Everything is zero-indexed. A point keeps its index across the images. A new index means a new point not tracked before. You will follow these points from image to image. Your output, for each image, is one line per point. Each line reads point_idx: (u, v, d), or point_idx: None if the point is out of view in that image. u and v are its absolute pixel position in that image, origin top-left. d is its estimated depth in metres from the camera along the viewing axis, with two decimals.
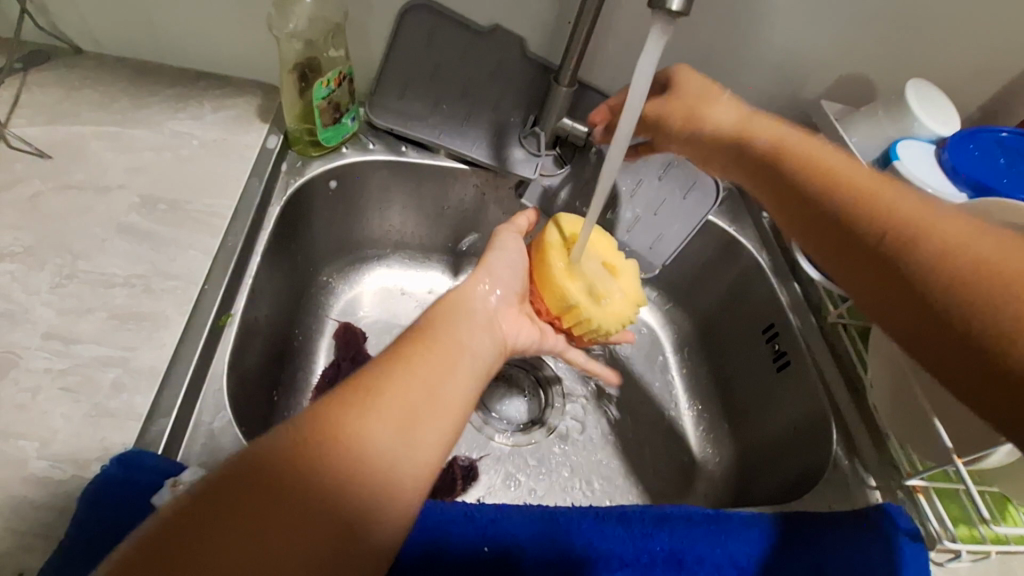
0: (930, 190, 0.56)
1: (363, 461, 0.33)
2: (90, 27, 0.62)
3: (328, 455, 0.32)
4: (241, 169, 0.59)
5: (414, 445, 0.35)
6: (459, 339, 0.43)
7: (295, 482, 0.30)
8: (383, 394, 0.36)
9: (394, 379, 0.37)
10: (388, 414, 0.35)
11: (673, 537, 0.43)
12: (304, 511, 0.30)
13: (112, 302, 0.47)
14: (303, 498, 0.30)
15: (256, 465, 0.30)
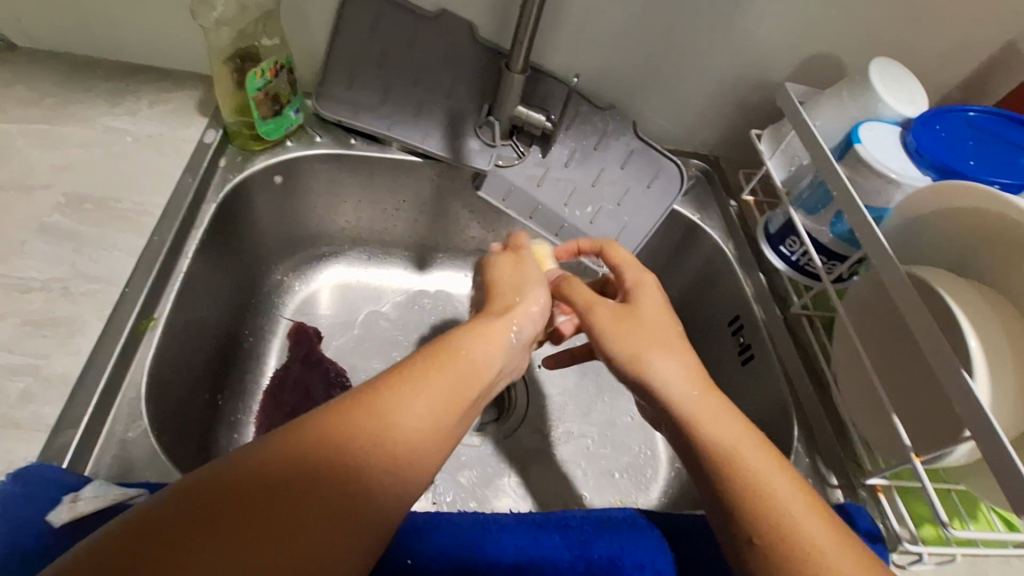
0: (892, 174, 0.52)
1: (382, 469, 0.31)
2: (20, 19, 0.59)
3: (350, 455, 0.30)
4: (175, 166, 0.56)
5: (433, 448, 0.33)
6: (488, 342, 0.39)
7: (312, 477, 0.29)
8: (416, 413, 0.33)
9: (422, 380, 0.34)
10: (413, 415, 0.33)
11: (613, 544, 0.41)
12: (315, 527, 0.28)
13: (27, 306, 0.45)
14: (318, 506, 0.29)
15: (273, 457, 0.29)
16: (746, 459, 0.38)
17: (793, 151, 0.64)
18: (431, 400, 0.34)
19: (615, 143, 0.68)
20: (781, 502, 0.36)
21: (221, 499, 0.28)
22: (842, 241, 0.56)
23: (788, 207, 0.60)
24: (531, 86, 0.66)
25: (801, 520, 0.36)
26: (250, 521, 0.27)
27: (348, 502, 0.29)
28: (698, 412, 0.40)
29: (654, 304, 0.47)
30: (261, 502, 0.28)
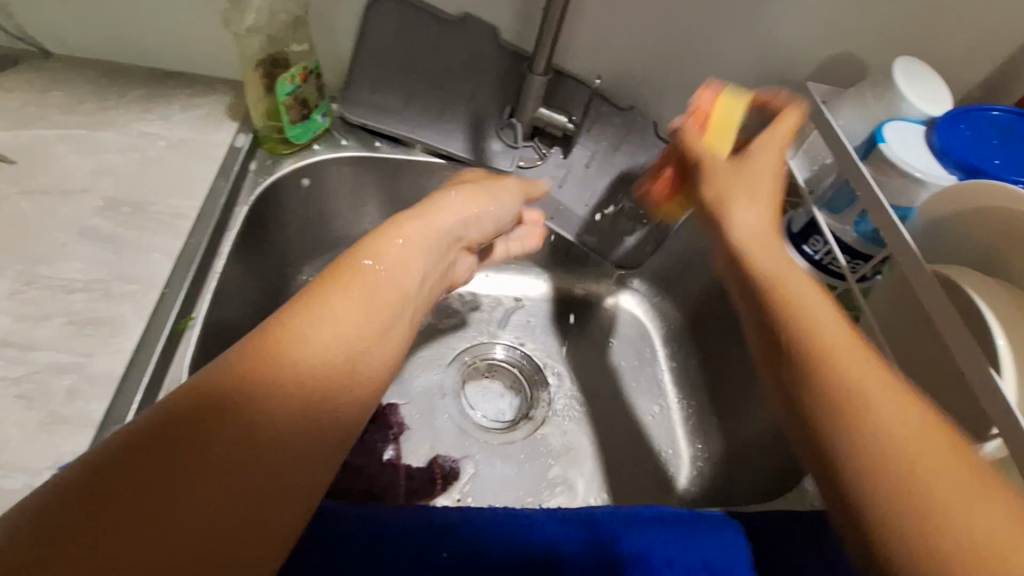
0: (918, 174, 0.52)
1: (304, 368, 0.32)
2: (57, 28, 0.61)
3: (293, 376, 0.32)
4: (208, 169, 0.58)
5: (357, 346, 0.34)
6: (403, 260, 0.41)
7: (250, 404, 0.31)
8: (325, 318, 0.34)
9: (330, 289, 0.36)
10: (335, 325, 0.34)
11: (642, 540, 0.42)
12: (248, 433, 0.30)
13: (71, 307, 0.46)
14: (239, 421, 0.30)
15: (207, 398, 0.30)
16: (809, 311, 0.38)
17: (816, 150, 0.65)
18: (341, 306, 0.35)
19: (638, 142, 0.68)
20: (837, 355, 0.35)
21: (165, 445, 0.29)
22: (866, 240, 0.56)
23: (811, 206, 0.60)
24: (552, 88, 0.66)
25: (860, 376, 0.34)
26: (178, 458, 0.29)
27: (302, 417, 0.32)
28: (770, 262, 0.42)
29: (765, 163, 0.47)
30: (180, 440, 0.29)
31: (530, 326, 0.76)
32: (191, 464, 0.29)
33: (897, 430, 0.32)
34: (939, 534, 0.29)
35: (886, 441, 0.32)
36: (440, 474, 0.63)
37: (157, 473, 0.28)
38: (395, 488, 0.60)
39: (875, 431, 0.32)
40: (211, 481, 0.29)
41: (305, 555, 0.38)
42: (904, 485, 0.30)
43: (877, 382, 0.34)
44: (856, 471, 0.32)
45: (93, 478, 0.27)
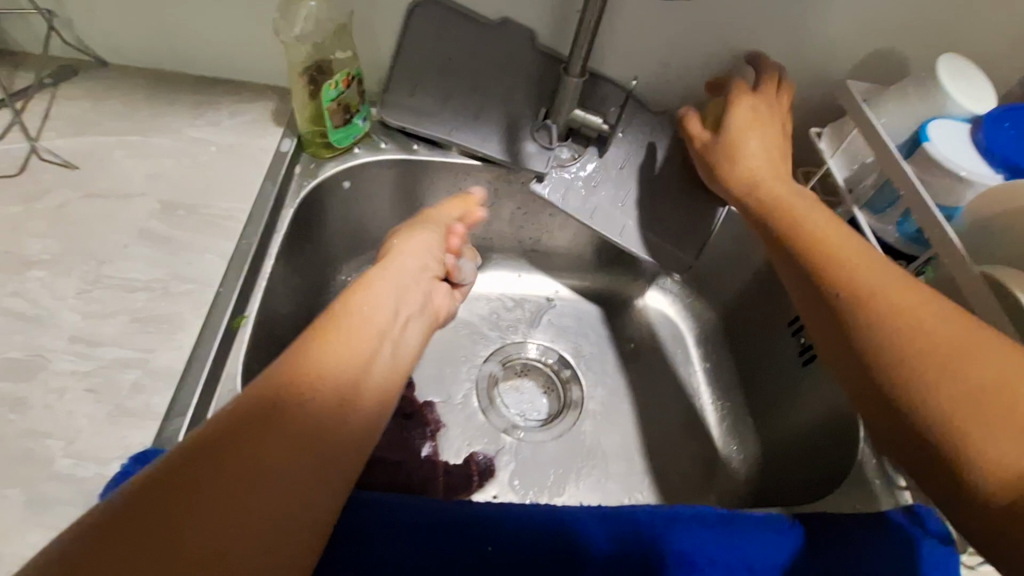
0: (963, 172, 0.52)
1: (308, 404, 0.35)
2: (114, 39, 0.64)
3: (294, 395, 0.35)
4: (256, 173, 0.60)
5: (355, 381, 0.38)
6: (379, 301, 0.44)
7: (255, 426, 0.33)
8: (314, 361, 0.37)
9: (321, 334, 0.39)
10: (332, 365, 0.37)
11: (683, 539, 0.43)
12: (253, 468, 0.32)
13: (133, 305, 0.49)
14: (243, 459, 0.32)
15: (208, 435, 0.33)
16: (838, 245, 0.47)
17: (856, 150, 0.63)
18: (330, 347, 0.38)
19: (671, 145, 0.69)
20: (872, 287, 0.43)
21: (172, 484, 0.31)
22: (910, 242, 0.56)
23: (851, 206, 0.60)
24: (587, 90, 0.67)
25: (898, 298, 0.41)
26: (183, 507, 0.30)
27: (312, 426, 0.35)
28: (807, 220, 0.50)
29: (758, 134, 0.57)
30: (185, 489, 0.31)
31: (562, 327, 0.77)
32: (205, 493, 0.31)
33: (942, 335, 0.39)
34: (992, 422, 0.35)
35: (936, 351, 0.38)
36: (477, 471, 0.65)
37: (170, 509, 0.30)
38: (433, 484, 0.61)
39: (922, 343, 0.39)
40: (228, 502, 0.31)
41: (351, 549, 0.39)
42: (958, 383, 0.37)
43: (906, 297, 0.41)
44: (907, 389, 0.38)
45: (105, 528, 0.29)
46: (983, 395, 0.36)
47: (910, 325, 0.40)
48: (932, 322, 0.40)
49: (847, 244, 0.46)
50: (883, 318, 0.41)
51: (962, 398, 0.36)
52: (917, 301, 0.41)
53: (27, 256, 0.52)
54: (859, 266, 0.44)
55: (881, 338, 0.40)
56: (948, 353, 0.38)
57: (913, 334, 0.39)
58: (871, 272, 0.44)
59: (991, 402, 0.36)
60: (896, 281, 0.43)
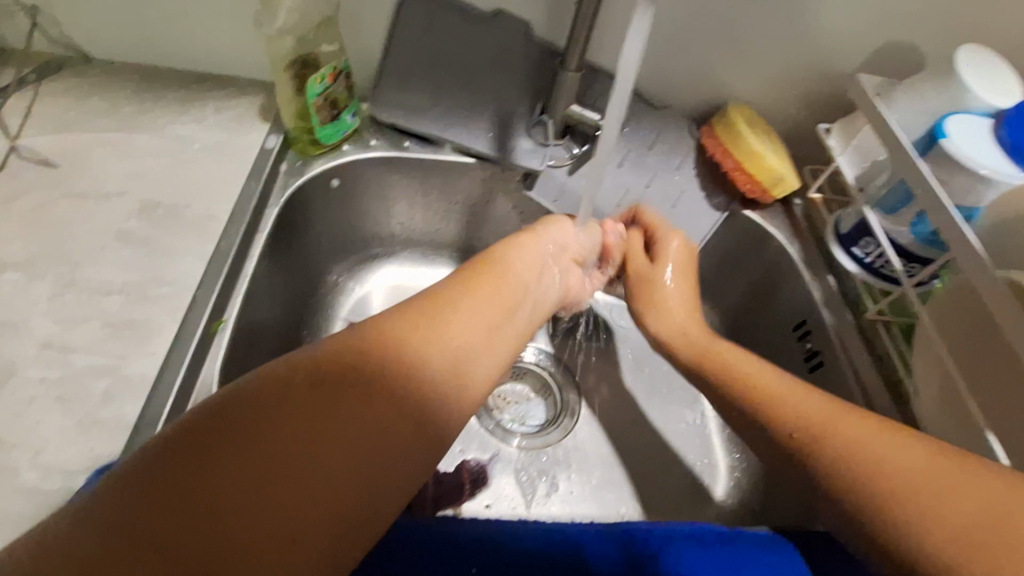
0: (985, 171, 0.48)
1: (396, 374, 0.33)
2: (97, 33, 0.62)
3: (364, 378, 0.32)
4: (240, 172, 0.58)
5: (467, 355, 0.36)
6: (512, 265, 0.44)
7: (318, 404, 0.31)
8: (432, 323, 0.36)
9: (459, 292, 0.39)
10: (452, 329, 0.36)
11: (680, 560, 0.40)
12: (268, 446, 0.29)
13: (108, 310, 0.47)
14: (265, 432, 0.30)
15: (261, 406, 0.30)
16: (767, 374, 0.46)
17: (867, 147, 0.61)
18: (452, 310, 0.37)
19: (672, 145, 0.67)
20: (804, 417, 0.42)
21: (208, 451, 0.29)
22: (925, 244, 0.53)
23: (862, 206, 0.57)
24: (585, 84, 0.64)
25: (831, 420, 0.40)
26: (182, 489, 0.28)
27: (374, 419, 0.31)
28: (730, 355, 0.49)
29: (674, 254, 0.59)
30: (187, 460, 0.28)
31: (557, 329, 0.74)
32: (252, 468, 0.29)
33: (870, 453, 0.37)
34: (975, 545, 0.32)
35: (887, 473, 0.36)
36: (468, 479, 0.61)
37: (200, 480, 0.28)
38: (423, 495, 0.58)
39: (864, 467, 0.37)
40: (237, 482, 0.28)
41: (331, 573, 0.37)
42: (917, 507, 0.34)
43: (848, 421, 0.40)
44: (877, 515, 0.36)
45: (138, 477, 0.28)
46: (963, 525, 0.33)
47: (860, 451, 0.38)
48: (878, 442, 0.38)
49: (767, 375, 0.46)
50: (833, 450, 0.39)
51: (942, 521, 0.34)
52: (858, 420, 0.40)
53: (2, 258, 0.50)
54: (793, 395, 0.44)
55: (842, 467, 0.38)
56: (911, 476, 0.36)
57: (870, 461, 0.37)
58: (804, 399, 0.43)
59: (971, 530, 0.33)
60: (829, 406, 0.42)
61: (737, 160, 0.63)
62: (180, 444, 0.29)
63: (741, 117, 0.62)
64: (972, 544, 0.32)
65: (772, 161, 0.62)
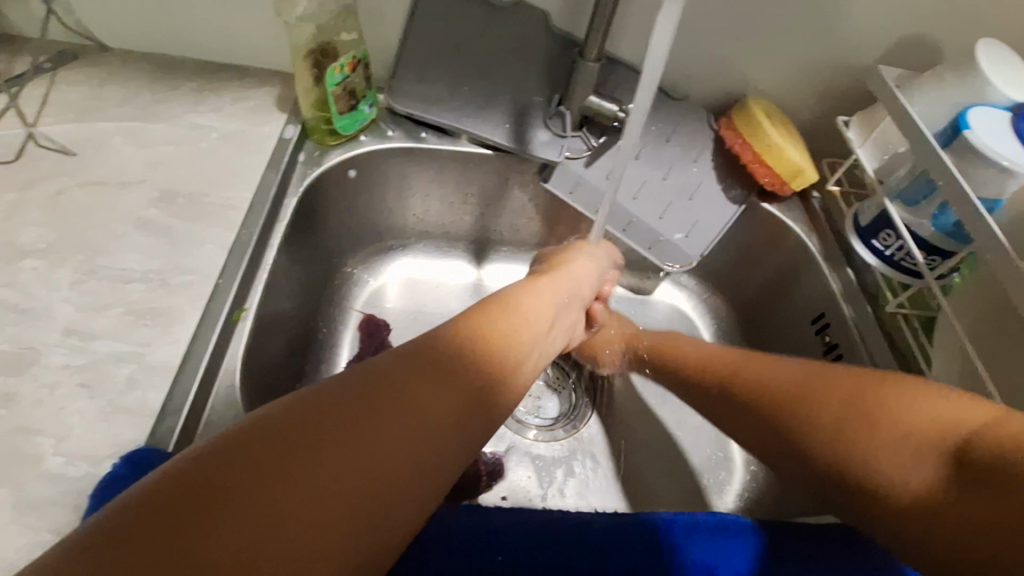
0: (1005, 163, 0.48)
1: (439, 375, 0.33)
2: (115, 22, 0.62)
3: (394, 382, 0.32)
4: (259, 161, 0.58)
5: (502, 354, 0.37)
6: (537, 288, 0.45)
7: (359, 403, 0.31)
8: (471, 331, 0.36)
9: (491, 303, 0.40)
10: (489, 333, 0.37)
11: (705, 550, 0.40)
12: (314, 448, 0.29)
13: (129, 297, 0.47)
14: (309, 436, 0.29)
15: (306, 412, 0.30)
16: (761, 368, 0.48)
17: (888, 139, 0.60)
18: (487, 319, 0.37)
19: (689, 138, 0.67)
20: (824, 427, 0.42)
21: (249, 451, 0.28)
22: (948, 237, 0.53)
23: (883, 198, 0.57)
24: (603, 74, 0.64)
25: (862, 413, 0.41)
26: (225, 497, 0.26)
27: (418, 408, 0.32)
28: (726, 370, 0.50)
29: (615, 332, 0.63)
30: (227, 473, 0.27)
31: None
32: (300, 467, 0.28)
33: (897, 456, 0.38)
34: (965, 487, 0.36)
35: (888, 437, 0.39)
36: (484, 471, 0.61)
37: (247, 485, 0.27)
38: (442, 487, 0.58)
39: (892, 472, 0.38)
40: (289, 484, 0.28)
41: None
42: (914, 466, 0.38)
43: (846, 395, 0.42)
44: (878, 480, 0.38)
45: (177, 487, 0.26)
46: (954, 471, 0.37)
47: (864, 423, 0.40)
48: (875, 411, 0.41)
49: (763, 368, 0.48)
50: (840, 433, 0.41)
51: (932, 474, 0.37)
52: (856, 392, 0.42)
53: (21, 245, 0.50)
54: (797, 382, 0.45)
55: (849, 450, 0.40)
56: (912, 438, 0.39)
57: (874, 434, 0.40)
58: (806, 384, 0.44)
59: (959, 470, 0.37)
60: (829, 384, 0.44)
61: (754, 152, 0.63)
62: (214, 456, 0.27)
63: (758, 109, 0.62)
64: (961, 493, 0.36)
65: (791, 154, 0.61)
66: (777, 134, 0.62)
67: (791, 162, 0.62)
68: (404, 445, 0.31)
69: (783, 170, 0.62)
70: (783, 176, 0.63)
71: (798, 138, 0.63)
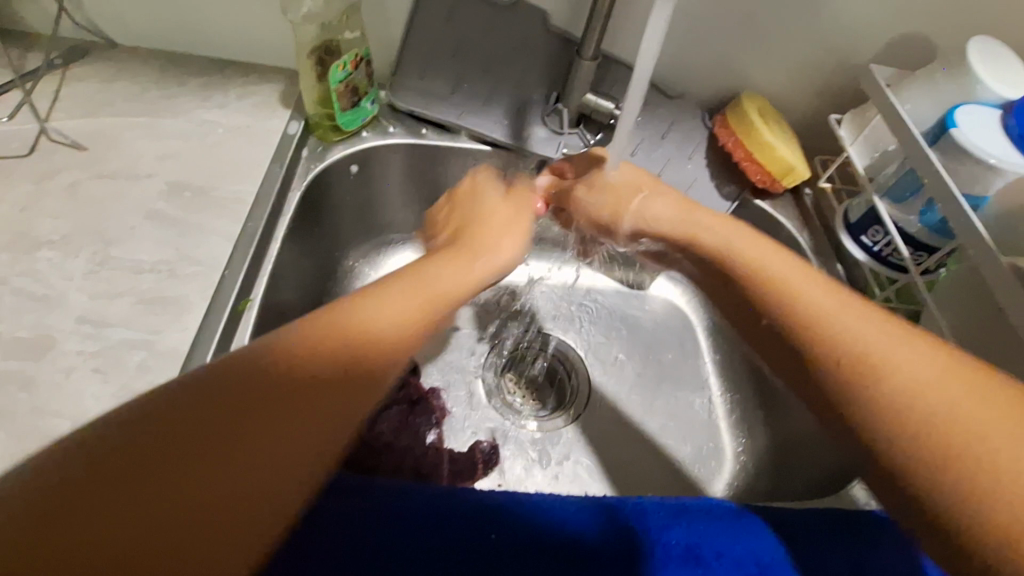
0: (993, 160, 0.49)
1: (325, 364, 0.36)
2: (124, 19, 0.64)
3: (281, 372, 0.34)
4: (264, 156, 0.60)
5: (388, 336, 0.38)
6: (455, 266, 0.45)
7: (254, 389, 0.33)
8: (363, 314, 0.38)
9: (394, 282, 0.41)
10: (385, 318, 0.39)
11: (691, 531, 0.42)
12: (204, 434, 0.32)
13: (140, 287, 0.49)
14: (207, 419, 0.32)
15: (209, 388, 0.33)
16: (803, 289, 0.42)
17: (879, 138, 0.61)
18: (374, 305, 0.39)
19: (685, 135, 0.68)
20: (855, 341, 0.39)
21: (154, 427, 0.31)
22: (932, 232, 0.54)
23: (872, 195, 0.58)
24: (601, 73, 0.65)
25: (894, 358, 0.37)
26: (127, 470, 0.30)
27: (297, 399, 0.34)
28: (771, 270, 0.44)
29: (717, 226, 0.49)
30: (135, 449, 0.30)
31: (546, 314, 0.76)
32: (194, 444, 0.31)
33: (928, 385, 0.35)
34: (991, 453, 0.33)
35: (921, 393, 0.35)
36: (481, 459, 0.63)
37: (160, 454, 0.31)
38: (440, 470, 0.60)
39: (919, 405, 0.35)
40: (184, 461, 0.31)
41: (356, 537, 0.38)
42: (940, 416, 0.34)
43: (884, 341, 0.38)
44: (889, 421, 0.36)
45: (96, 449, 0.30)
46: (978, 431, 0.33)
47: (905, 370, 0.36)
48: (920, 374, 0.36)
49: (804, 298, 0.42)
50: (862, 363, 0.38)
51: (943, 430, 0.34)
52: (894, 338, 0.38)
53: (37, 236, 0.52)
54: (837, 317, 0.40)
55: (872, 390, 0.37)
56: (949, 398, 0.35)
57: (911, 383, 0.36)
58: (850, 321, 0.40)
59: (986, 435, 0.33)
60: (873, 324, 0.39)
61: (745, 149, 0.64)
62: (124, 428, 0.31)
63: (751, 107, 0.64)
64: (977, 448, 0.33)
65: (782, 150, 0.63)
66: (769, 131, 0.63)
67: (783, 159, 0.63)
68: (281, 433, 0.33)
69: (775, 166, 0.64)
70: (775, 172, 0.64)
71: (791, 135, 0.65)
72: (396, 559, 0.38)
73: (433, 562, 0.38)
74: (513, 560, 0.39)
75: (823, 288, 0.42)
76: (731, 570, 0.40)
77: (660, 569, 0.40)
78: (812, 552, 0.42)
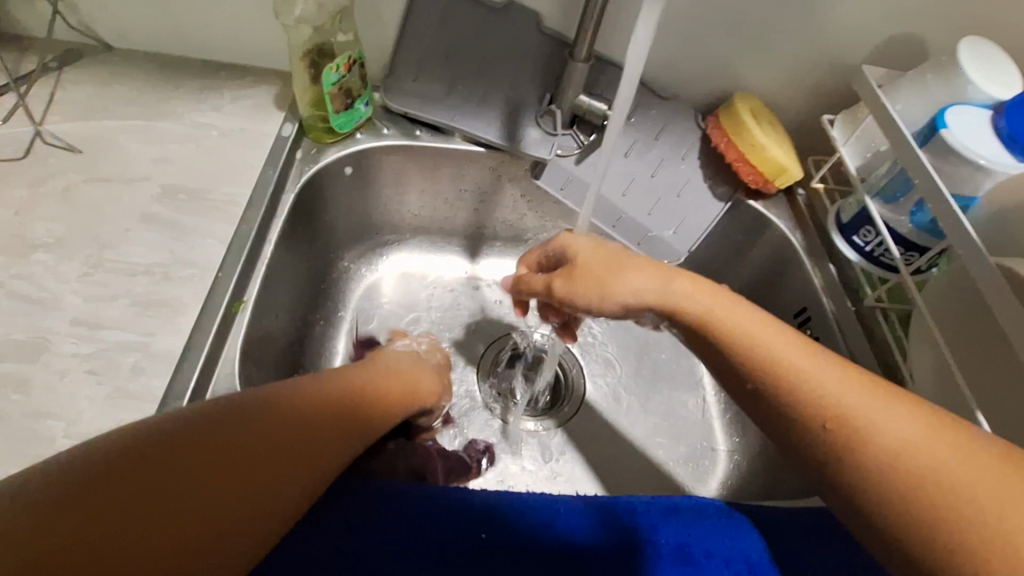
0: (982, 161, 0.50)
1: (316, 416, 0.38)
2: (119, 23, 0.64)
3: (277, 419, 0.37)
4: (258, 158, 0.60)
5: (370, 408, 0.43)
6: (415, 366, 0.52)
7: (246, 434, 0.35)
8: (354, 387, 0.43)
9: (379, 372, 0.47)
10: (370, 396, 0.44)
11: (680, 530, 0.42)
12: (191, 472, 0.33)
13: (134, 290, 0.49)
14: (200, 457, 0.33)
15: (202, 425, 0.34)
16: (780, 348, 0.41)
17: (871, 137, 0.61)
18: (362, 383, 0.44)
19: (678, 135, 0.68)
20: (841, 400, 0.38)
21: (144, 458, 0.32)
22: (922, 232, 0.54)
23: (864, 195, 0.58)
24: (594, 75, 0.65)
25: (878, 415, 0.37)
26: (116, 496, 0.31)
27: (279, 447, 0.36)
28: (742, 324, 0.43)
29: (694, 295, 0.46)
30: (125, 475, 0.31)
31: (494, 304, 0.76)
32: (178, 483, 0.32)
33: (916, 444, 0.35)
34: (979, 509, 0.33)
35: (907, 451, 0.35)
36: (475, 457, 0.64)
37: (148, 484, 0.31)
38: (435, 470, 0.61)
39: (906, 463, 0.35)
40: (169, 498, 0.32)
41: (349, 537, 0.39)
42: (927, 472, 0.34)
43: (865, 399, 0.38)
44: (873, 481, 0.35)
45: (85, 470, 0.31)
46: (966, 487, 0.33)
47: (889, 432, 0.36)
48: (904, 432, 0.36)
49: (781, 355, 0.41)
50: (844, 424, 0.37)
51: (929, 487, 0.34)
52: (876, 396, 0.38)
53: (32, 239, 0.52)
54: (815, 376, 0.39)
55: (857, 452, 0.36)
56: (935, 454, 0.35)
57: (894, 443, 0.36)
58: (829, 379, 0.39)
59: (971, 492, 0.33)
60: (855, 382, 0.39)
61: (739, 151, 0.64)
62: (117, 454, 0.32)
63: (745, 108, 0.64)
64: (967, 507, 0.33)
65: (776, 152, 0.63)
66: (763, 132, 0.63)
67: (777, 161, 0.63)
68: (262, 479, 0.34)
69: (769, 168, 0.64)
70: (769, 174, 0.64)
71: (784, 136, 0.65)
72: (387, 559, 0.38)
73: (426, 562, 0.39)
74: (503, 559, 0.39)
75: (796, 345, 0.41)
76: (720, 569, 0.41)
77: (650, 567, 0.40)
78: (801, 551, 0.42)
